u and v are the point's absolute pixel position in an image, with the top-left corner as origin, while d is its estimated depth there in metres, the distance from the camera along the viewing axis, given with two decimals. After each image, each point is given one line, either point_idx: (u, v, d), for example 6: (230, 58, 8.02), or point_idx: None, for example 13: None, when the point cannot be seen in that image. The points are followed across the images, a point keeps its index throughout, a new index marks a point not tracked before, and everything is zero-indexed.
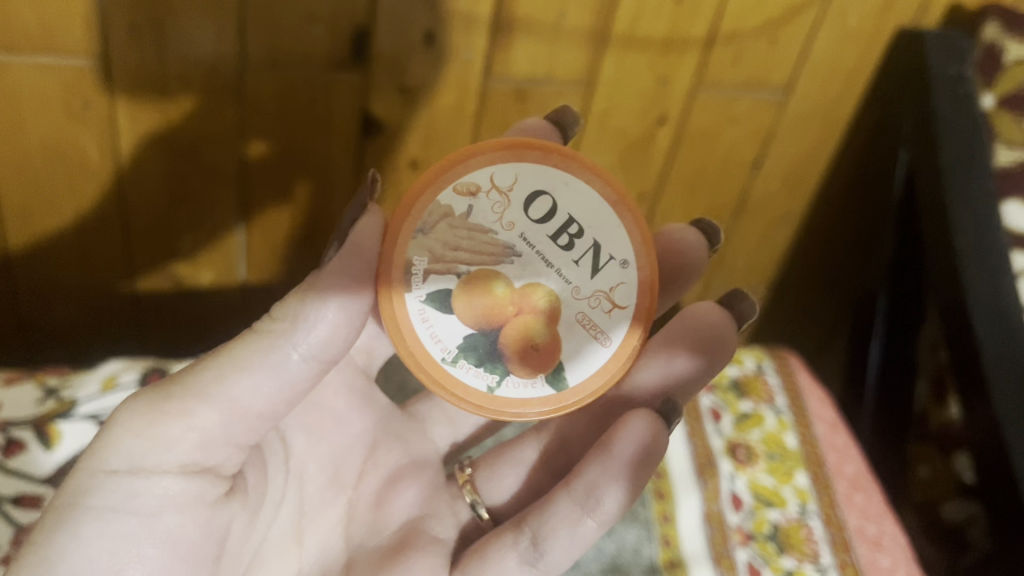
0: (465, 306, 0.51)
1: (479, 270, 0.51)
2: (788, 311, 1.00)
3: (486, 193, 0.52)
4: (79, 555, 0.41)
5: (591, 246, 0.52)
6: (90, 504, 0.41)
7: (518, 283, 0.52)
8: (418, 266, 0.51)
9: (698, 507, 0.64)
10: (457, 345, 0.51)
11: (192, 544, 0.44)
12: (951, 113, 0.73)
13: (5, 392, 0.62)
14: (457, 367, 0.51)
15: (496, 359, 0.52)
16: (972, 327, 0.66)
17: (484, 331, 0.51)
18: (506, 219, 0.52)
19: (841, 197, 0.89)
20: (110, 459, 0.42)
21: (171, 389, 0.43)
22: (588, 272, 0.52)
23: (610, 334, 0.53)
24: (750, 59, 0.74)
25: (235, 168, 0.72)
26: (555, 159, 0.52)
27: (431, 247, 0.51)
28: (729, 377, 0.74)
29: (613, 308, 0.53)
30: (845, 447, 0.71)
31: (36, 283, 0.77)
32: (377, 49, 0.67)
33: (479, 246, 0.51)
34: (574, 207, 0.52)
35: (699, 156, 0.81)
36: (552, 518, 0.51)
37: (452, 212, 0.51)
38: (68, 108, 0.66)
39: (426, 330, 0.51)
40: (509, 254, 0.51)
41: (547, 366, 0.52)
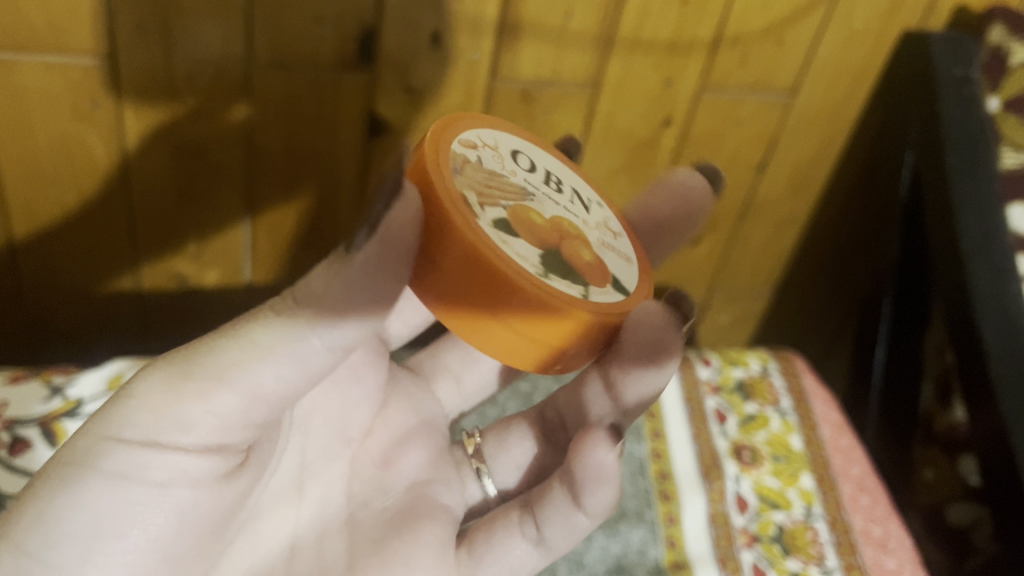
0: (528, 230, 0.44)
1: (518, 206, 0.46)
2: (794, 313, 1.00)
3: (484, 147, 0.48)
4: (82, 513, 0.39)
5: (575, 193, 0.51)
6: (96, 472, 0.39)
7: (546, 215, 0.47)
8: (472, 198, 0.43)
9: (703, 507, 0.65)
10: (540, 260, 0.44)
11: (197, 515, 0.42)
12: (956, 116, 0.73)
13: (11, 390, 0.61)
14: (551, 281, 0.43)
15: (574, 272, 0.45)
16: (979, 330, 0.66)
17: (552, 250, 0.45)
18: (509, 168, 0.48)
19: (846, 199, 0.89)
20: (123, 431, 0.39)
21: (191, 368, 0.39)
22: (585, 210, 0.51)
23: (623, 251, 0.50)
24: (756, 61, 0.74)
25: (241, 172, 0.73)
26: (518, 133, 0.52)
27: (473, 185, 0.44)
28: (735, 378, 0.74)
29: (615, 236, 0.51)
30: (850, 449, 0.70)
31: (43, 286, 0.78)
32: (384, 48, 0.67)
33: (506, 187, 0.46)
34: (546, 164, 0.52)
35: (705, 159, 0.81)
36: (547, 509, 0.48)
37: (470, 159, 0.46)
38: (76, 107, 0.66)
39: (510, 249, 0.43)
40: (528, 195, 0.47)
41: (605, 277, 0.47)
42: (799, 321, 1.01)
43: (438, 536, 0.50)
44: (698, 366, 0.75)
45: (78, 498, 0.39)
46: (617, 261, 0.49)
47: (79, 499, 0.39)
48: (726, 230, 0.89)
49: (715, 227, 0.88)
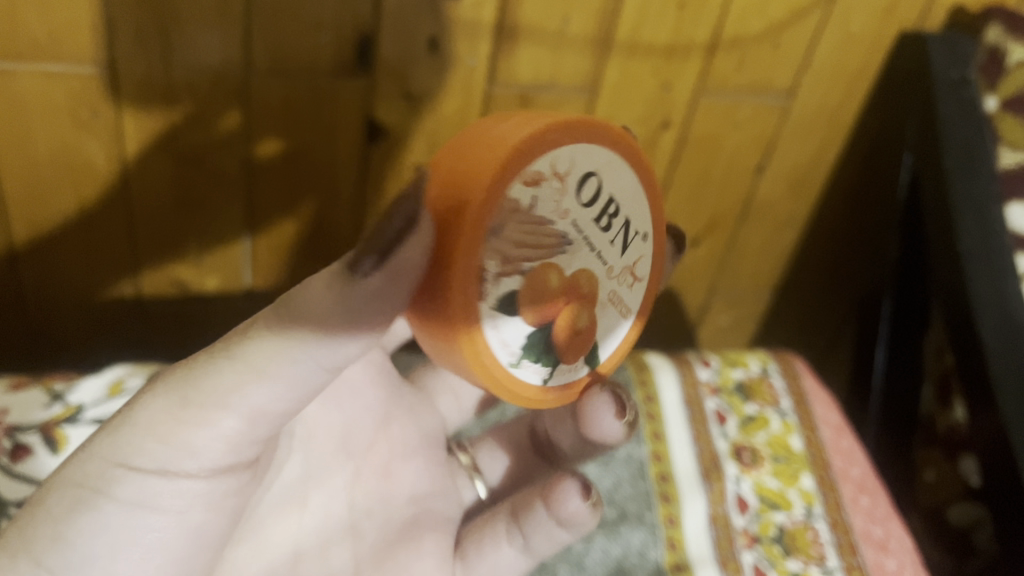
0: (530, 310, 0.44)
1: (540, 268, 0.44)
2: (794, 315, 1.00)
3: (548, 180, 0.43)
4: (101, 537, 0.39)
5: (624, 226, 0.48)
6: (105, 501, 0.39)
7: (569, 274, 0.45)
8: (489, 268, 0.42)
9: (704, 509, 0.65)
10: (522, 346, 0.45)
11: (210, 528, 0.43)
12: (954, 115, 0.74)
13: (12, 397, 0.62)
14: (521, 368, 0.45)
15: (552, 351, 0.46)
16: (979, 330, 0.66)
17: (545, 327, 0.45)
18: (562, 207, 0.44)
19: (845, 202, 0.89)
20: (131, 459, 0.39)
21: (188, 395, 0.38)
22: (620, 251, 0.48)
23: (630, 304, 0.50)
24: (753, 63, 0.74)
25: (241, 178, 0.73)
26: (602, 136, 0.45)
27: (500, 248, 0.42)
28: (735, 379, 0.74)
29: (634, 281, 0.50)
30: (850, 450, 0.70)
31: (45, 296, 0.78)
32: (382, 55, 0.67)
33: (542, 241, 0.43)
34: (614, 187, 0.47)
35: (703, 161, 0.81)
36: (529, 529, 0.51)
37: (519, 206, 0.42)
38: (75, 116, 0.66)
39: (496, 337, 0.44)
40: (564, 244, 0.44)
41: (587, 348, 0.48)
42: (799, 324, 1.01)
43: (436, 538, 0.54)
44: (698, 367, 0.75)
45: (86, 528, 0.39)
46: (613, 318, 0.49)
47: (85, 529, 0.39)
48: (725, 232, 0.89)
49: (713, 230, 0.88)
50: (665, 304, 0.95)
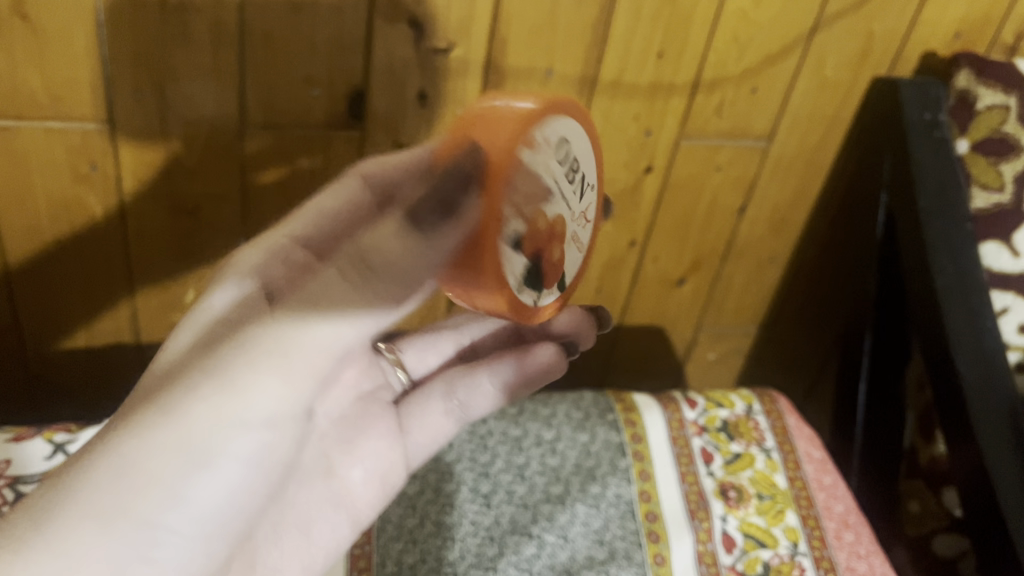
0: (532, 244, 0.48)
1: (540, 220, 0.47)
2: (777, 348, 1.02)
3: (544, 147, 0.46)
4: (116, 471, 0.39)
5: (584, 184, 0.52)
6: (87, 525, 0.38)
7: (552, 219, 0.48)
8: (512, 228, 0.45)
9: (691, 546, 0.66)
10: (523, 275, 0.48)
11: (204, 523, 0.42)
12: (927, 157, 0.76)
13: (16, 448, 0.63)
14: (522, 295, 0.48)
15: (537, 277, 0.50)
16: (957, 368, 0.68)
17: (538, 256, 0.49)
18: (551, 169, 0.47)
19: (824, 240, 0.91)
20: (136, 504, 0.39)
21: (264, 335, 0.42)
22: (579, 197, 0.52)
23: (585, 239, 0.54)
24: (731, 109, 0.77)
25: (236, 226, 0.75)
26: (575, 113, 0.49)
27: (519, 211, 0.45)
28: (720, 419, 0.76)
29: (586, 223, 0.53)
30: (833, 486, 0.72)
31: (44, 345, 0.79)
32: (372, 107, 0.70)
33: (535, 197, 0.46)
34: (579, 150, 0.51)
35: (686, 203, 0.84)
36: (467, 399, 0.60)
37: (531, 183, 0.46)
38: (75, 170, 0.68)
39: (513, 275, 0.46)
40: (553, 196, 0.48)
41: (553, 279, 0.51)
42: (784, 359, 1.03)
43: (381, 440, 0.57)
44: (683, 408, 0.76)
45: (83, 558, 0.37)
46: (573, 256, 0.53)
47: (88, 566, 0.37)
48: (710, 270, 0.91)
49: (698, 269, 0.90)
50: (655, 341, 0.97)
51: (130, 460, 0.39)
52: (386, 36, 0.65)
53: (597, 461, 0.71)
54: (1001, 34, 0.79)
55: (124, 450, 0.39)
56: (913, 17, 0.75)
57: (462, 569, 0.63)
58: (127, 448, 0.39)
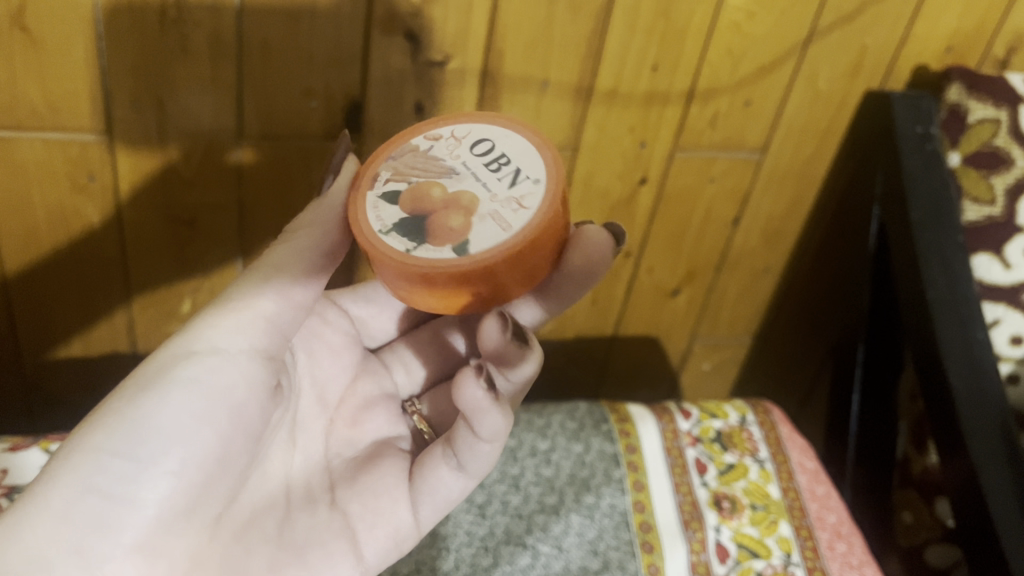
0: (410, 200, 0.50)
1: (423, 181, 0.50)
2: (772, 358, 1.03)
3: (444, 138, 0.53)
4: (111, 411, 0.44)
5: (513, 171, 0.51)
6: (57, 462, 0.43)
7: (450, 190, 0.50)
8: (382, 175, 0.52)
9: (685, 556, 0.67)
10: (394, 221, 0.49)
11: (196, 463, 0.46)
12: (919, 170, 0.77)
13: (14, 457, 0.63)
14: (388, 237, 0.49)
15: (420, 232, 0.49)
16: (948, 379, 0.68)
17: (418, 212, 0.49)
18: (454, 152, 0.52)
19: (818, 251, 0.92)
20: (95, 434, 0.43)
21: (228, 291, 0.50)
22: (507, 185, 0.50)
23: (514, 222, 0.48)
24: (725, 121, 0.78)
25: (234, 236, 0.76)
26: (516, 126, 0.53)
27: (396, 166, 0.52)
28: (714, 429, 0.76)
29: (519, 208, 0.49)
30: (825, 496, 0.72)
31: (41, 354, 0.79)
32: (369, 119, 0.70)
33: (429, 167, 0.51)
34: (510, 147, 0.52)
35: (680, 214, 0.84)
36: (459, 446, 0.52)
37: (417, 147, 0.53)
38: (73, 181, 0.68)
39: (372, 212, 0.50)
40: (449, 172, 0.51)
41: (451, 237, 0.48)
42: (777, 369, 1.04)
43: (388, 480, 0.56)
44: (678, 418, 0.77)
45: (50, 488, 0.42)
46: (490, 231, 0.48)
47: (54, 496, 0.41)
48: (704, 281, 0.92)
49: (693, 279, 0.91)
50: (650, 351, 0.97)
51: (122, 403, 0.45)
52: (382, 49, 0.66)
53: (592, 471, 0.72)
54: (992, 48, 0.79)
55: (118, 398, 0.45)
56: (905, 31, 0.76)
57: None
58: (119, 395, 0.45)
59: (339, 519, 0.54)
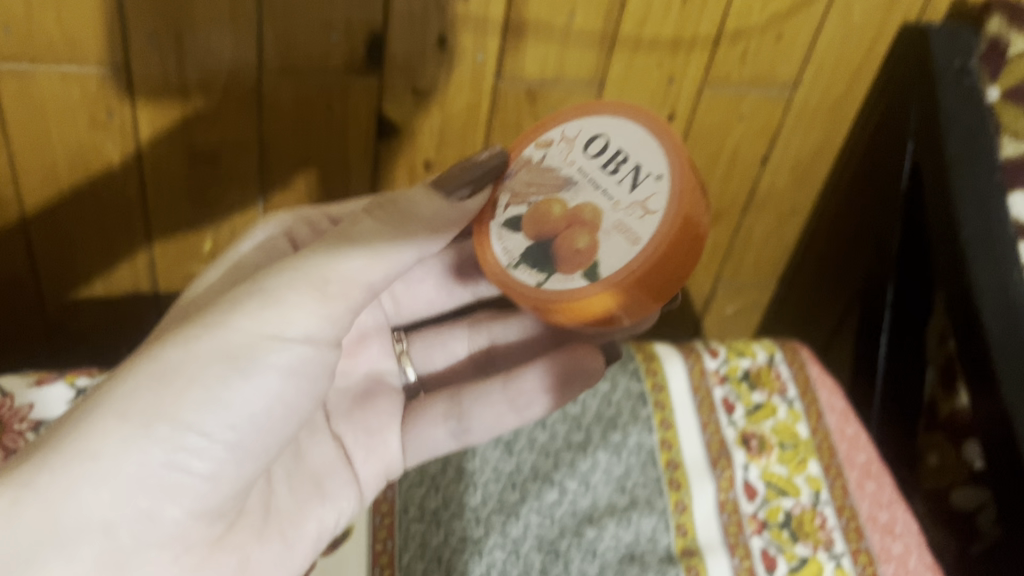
0: (533, 225, 0.53)
1: (543, 201, 0.53)
2: (798, 301, 1.01)
3: (557, 143, 0.55)
4: (186, 389, 0.44)
5: (631, 169, 0.52)
6: (123, 426, 0.43)
7: (569, 206, 0.52)
8: (502, 201, 0.55)
9: (712, 494, 0.66)
10: (519, 252, 0.54)
11: (262, 432, 0.48)
12: (956, 107, 0.74)
13: (38, 393, 0.62)
14: (518, 271, 0.54)
15: (549, 261, 0.53)
16: (983, 320, 0.67)
17: (543, 240, 0.53)
18: (570, 159, 0.54)
19: (848, 192, 0.90)
20: (171, 407, 0.44)
21: (324, 276, 0.47)
22: (628, 188, 0.51)
23: (641, 233, 0.50)
24: (756, 56, 0.75)
25: (254, 174, 0.74)
26: (627, 110, 0.53)
27: (513, 187, 0.55)
28: (742, 368, 0.75)
29: (645, 214, 0.50)
30: (856, 436, 0.71)
31: (62, 292, 0.79)
32: (391, 53, 0.68)
33: (546, 181, 0.54)
34: (625, 141, 0.53)
35: (707, 152, 0.82)
36: (478, 407, 0.61)
37: (531, 160, 0.55)
38: (92, 116, 0.67)
39: (498, 245, 0.55)
40: (569, 183, 0.53)
41: (583, 264, 0.52)
42: (804, 313, 1.03)
43: (383, 419, 0.62)
44: (704, 357, 0.75)
45: (117, 455, 0.43)
46: (619, 246, 0.51)
47: (118, 460, 0.43)
48: (730, 222, 0.90)
49: (718, 220, 0.89)
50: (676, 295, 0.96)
51: (197, 382, 0.45)
52: None
53: (618, 411, 0.71)
54: None
55: (194, 374, 0.45)
56: None
57: (484, 515, 0.64)
58: (194, 370, 0.45)
59: (337, 448, 0.59)
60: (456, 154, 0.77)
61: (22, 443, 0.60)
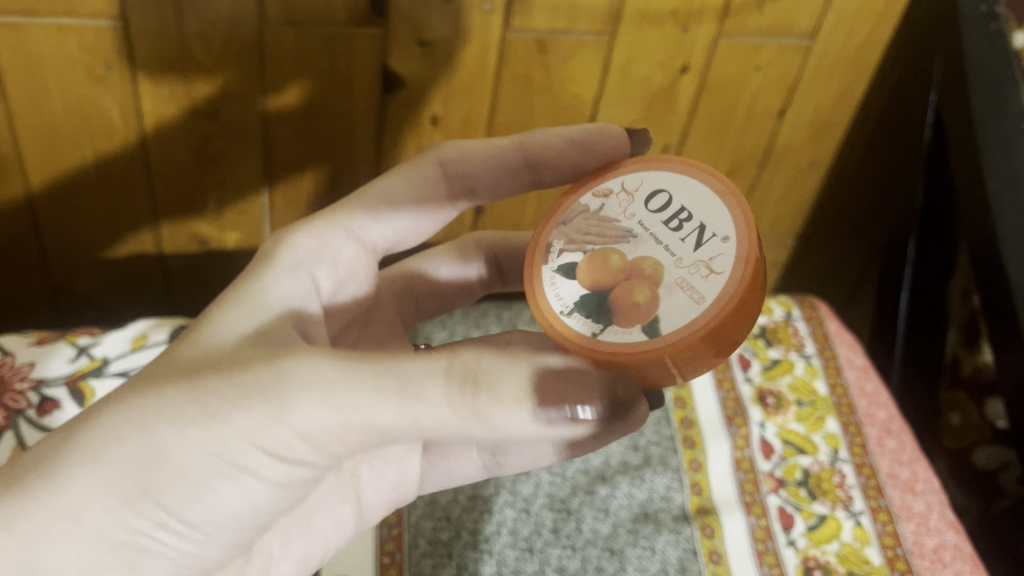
0: (591, 278, 0.46)
1: (600, 250, 0.47)
2: (816, 257, 0.99)
3: (616, 194, 0.49)
4: (168, 477, 0.38)
5: (696, 229, 0.46)
6: (104, 489, 0.37)
7: (630, 257, 0.46)
8: (556, 245, 0.49)
9: (729, 452, 0.65)
10: (574, 299, 0.46)
11: (229, 532, 0.41)
12: (985, 54, 0.70)
13: (40, 351, 0.62)
14: (570, 319, 0.46)
15: (606, 310, 0.45)
16: (1007, 271, 0.64)
17: (600, 291, 0.46)
18: (629, 211, 0.48)
19: (869, 144, 0.87)
20: (153, 488, 0.38)
21: (340, 401, 0.37)
22: (691, 247, 0.45)
23: (705, 291, 0.43)
24: (774, 4, 0.72)
25: (258, 129, 0.73)
26: (690, 166, 0.48)
27: (568, 233, 0.49)
28: (758, 325, 0.73)
29: (709, 274, 0.44)
30: (875, 392, 0.70)
31: (66, 249, 0.78)
32: (395, 4, 0.66)
33: (605, 231, 0.47)
34: (689, 199, 0.47)
35: (722, 106, 0.80)
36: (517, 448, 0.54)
37: (588, 209, 0.49)
38: (91, 71, 0.66)
39: (551, 292, 0.47)
40: (627, 236, 0.47)
41: (642, 317, 0.44)
42: (823, 269, 1.01)
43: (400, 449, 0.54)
44: None
45: (89, 512, 0.37)
46: (680, 304, 0.44)
47: (88, 519, 0.37)
48: (747, 176, 0.88)
49: (735, 176, 0.87)
50: None
51: (186, 471, 0.38)
52: None
53: None
54: None
55: (183, 463, 0.38)
56: None
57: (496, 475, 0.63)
58: (185, 458, 0.38)
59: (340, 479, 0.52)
60: (464, 109, 0.75)
61: (23, 403, 0.59)
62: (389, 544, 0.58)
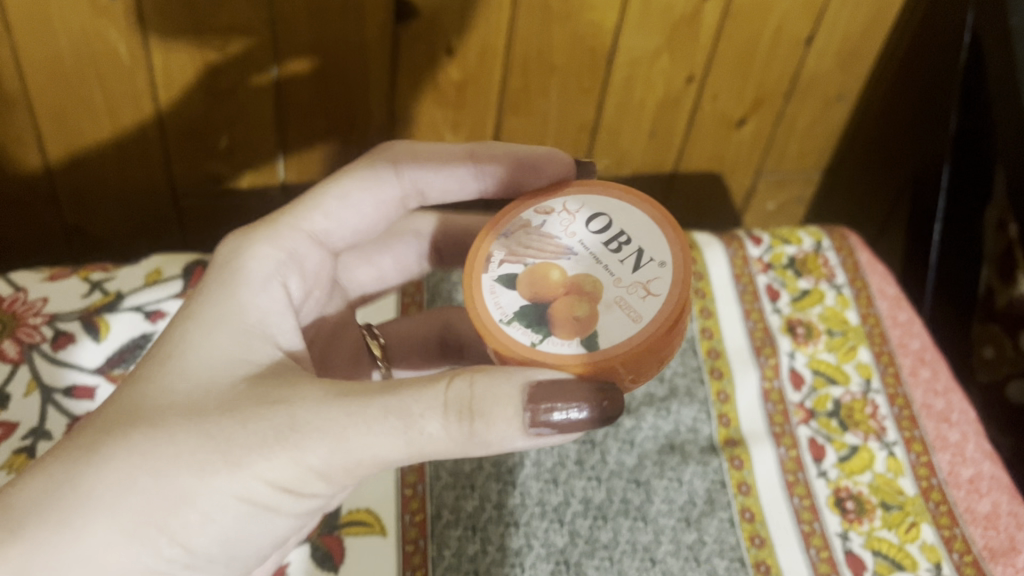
0: (532, 290, 0.45)
1: (541, 265, 0.45)
2: (844, 188, 0.96)
3: (558, 214, 0.48)
4: (190, 518, 0.38)
5: (634, 252, 0.45)
6: (117, 530, 0.38)
7: (570, 274, 0.45)
8: (497, 256, 0.47)
9: (757, 383, 0.64)
10: (514, 309, 0.44)
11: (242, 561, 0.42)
12: None
13: (52, 286, 0.61)
14: (509, 327, 0.43)
15: (546, 321, 0.43)
16: None
17: (541, 303, 0.44)
18: (571, 230, 0.47)
19: (901, 69, 0.84)
20: (173, 530, 0.38)
21: (351, 430, 0.38)
22: (630, 268, 0.45)
23: (644, 311, 0.43)
24: None
25: (268, 62, 0.70)
26: (627, 192, 0.48)
27: (509, 245, 0.47)
28: (787, 255, 0.72)
29: (647, 295, 0.44)
30: (908, 322, 0.68)
31: (79, 187, 0.77)
32: None
33: (546, 246, 0.46)
34: (627, 224, 0.47)
35: (747, 34, 0.77)
36: None
37: (529, 224, 0.48)
38: (95, 3, 0.64)
39: (491, 300, 0.45)
40: (569, 252, 0.46)
41: (585, 330, 0.43)
42: (852, 202, 0.98)
43: None
44: (747, 245, 0.72)
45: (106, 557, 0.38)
46: (618, 321, 0.43)
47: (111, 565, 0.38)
48: (772, 108, 0.85)
49: (760, 107, 0.84)
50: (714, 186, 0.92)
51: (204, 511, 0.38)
52: None
53: None
54: None
55: (202, 503, 0.38)
56: None
57: None
58: (203, 499, 0.38)
59: None
60: (480, 40, 0.72)
61: (37, 337, 0.58)
62: (410, 476, 0.58)
